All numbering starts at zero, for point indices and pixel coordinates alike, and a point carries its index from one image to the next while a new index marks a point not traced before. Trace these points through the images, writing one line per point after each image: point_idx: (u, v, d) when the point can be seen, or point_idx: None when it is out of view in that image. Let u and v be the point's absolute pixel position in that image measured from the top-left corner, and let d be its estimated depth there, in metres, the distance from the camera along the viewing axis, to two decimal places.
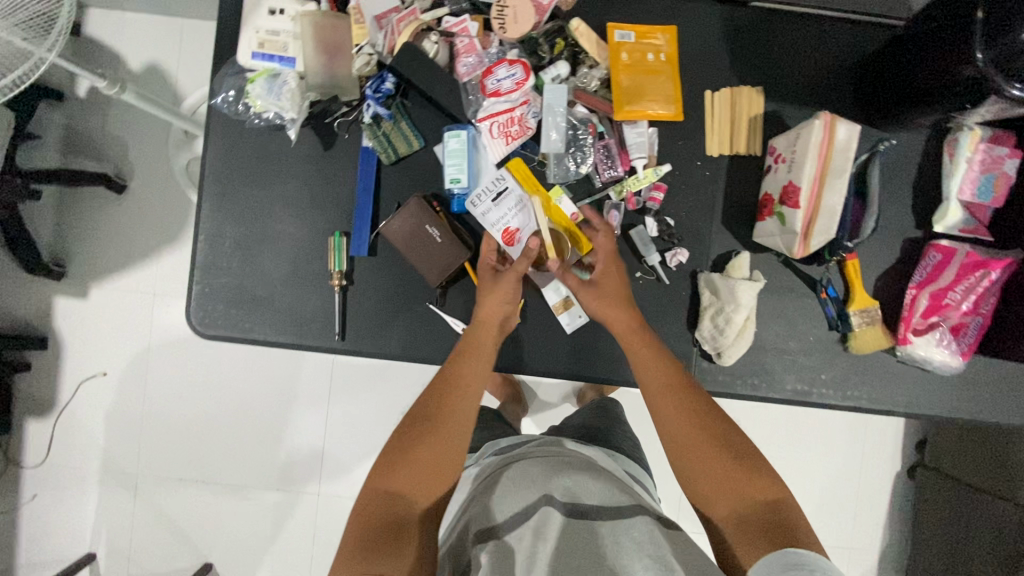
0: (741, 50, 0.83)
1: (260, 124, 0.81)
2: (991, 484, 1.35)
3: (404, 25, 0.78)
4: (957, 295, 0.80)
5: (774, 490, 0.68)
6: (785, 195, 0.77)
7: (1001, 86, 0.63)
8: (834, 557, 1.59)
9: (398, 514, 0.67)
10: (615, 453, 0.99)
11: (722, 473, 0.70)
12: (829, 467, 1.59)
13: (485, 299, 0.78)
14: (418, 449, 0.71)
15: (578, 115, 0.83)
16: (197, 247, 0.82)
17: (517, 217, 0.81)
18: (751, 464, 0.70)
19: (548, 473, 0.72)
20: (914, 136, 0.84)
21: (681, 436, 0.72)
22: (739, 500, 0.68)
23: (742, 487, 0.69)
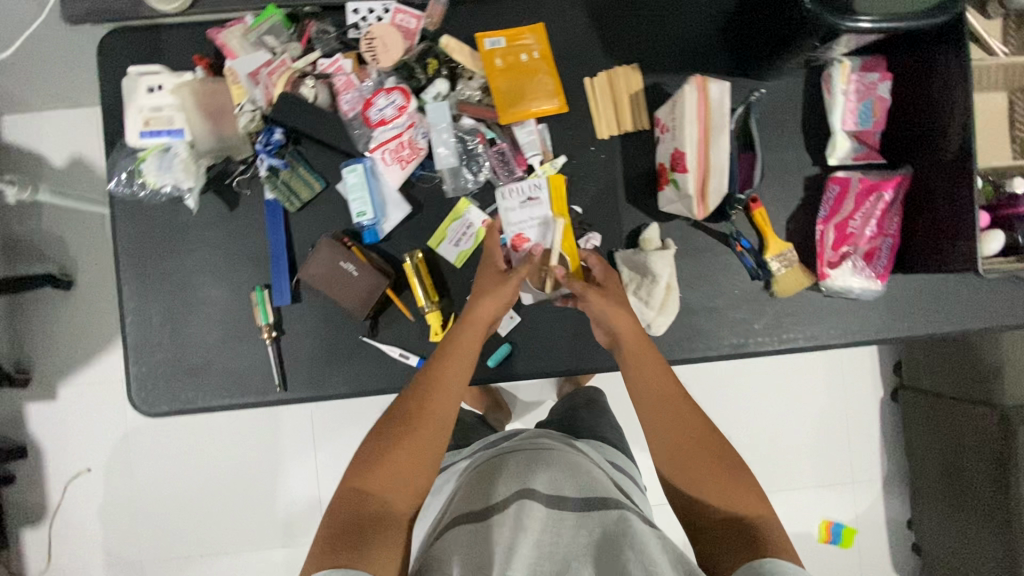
0: (611, 32, 0.86)
1: (161, 199, 0.82)
2: (967, 391, 1.37)
3: (277, 76, 0.80)
4: (859, 223, 0.83)
5: (753, 505, 0.69)
6: (675, 163, 0.79)
7: (848, 22, 0.66)
8: (839, 493, 1.61)
9: (382, 507, 0.70)
10: (602, 445, 1.00)
11: (701, 469, 0.72)
12: (815, 408, 1.61)
13: (479, 300, 0.79)
14: (402, 442, 0.73)
15: (465, 127, 0.84)
16: (126, 330, 0.83)
17: (534, 229, 0.85)
18: (732, 468, 0.72)
19: (535, 469, 0.77)
20: (792, 80, 0.86)
21: (677, 429, 0.75)
22: (722, 496, 0.70)
23: (725, 491, 0.70)
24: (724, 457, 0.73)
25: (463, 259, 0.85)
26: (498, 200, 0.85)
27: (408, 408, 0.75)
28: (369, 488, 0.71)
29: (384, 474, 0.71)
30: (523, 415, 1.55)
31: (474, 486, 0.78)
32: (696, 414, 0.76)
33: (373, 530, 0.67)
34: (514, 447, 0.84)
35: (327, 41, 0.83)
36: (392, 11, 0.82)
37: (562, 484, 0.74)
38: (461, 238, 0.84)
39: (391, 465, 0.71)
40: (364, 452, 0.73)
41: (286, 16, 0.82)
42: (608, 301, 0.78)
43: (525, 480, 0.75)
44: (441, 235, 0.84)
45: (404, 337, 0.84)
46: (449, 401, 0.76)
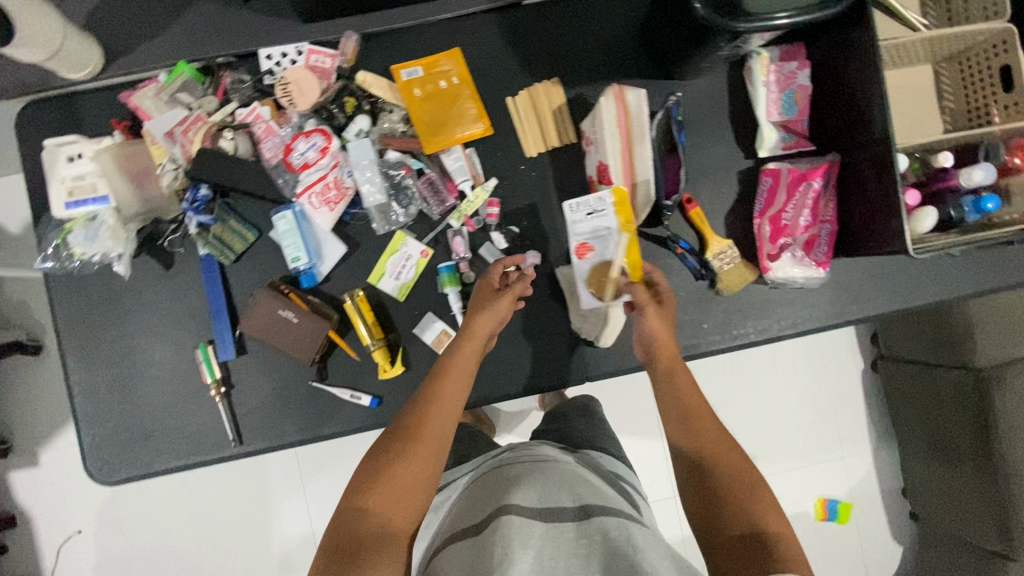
0: (528, 48, 0.85)
1: (94, 268, 0.82)
2: (940, 357, 1.34)
3: (193, 133, 0.80)
4: (792, 214, 0.83)
5: (771, 521, 0.62)
6: (600, 175, 0.80)
7: (767, 21, 0.66)
8: (835, 469, 1.60)
9: (382, 523, 0.64)
10: (601, 455, 0.97)
11: (718, 475, 0.68)
12: (799, 388, 1.60)
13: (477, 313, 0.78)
14: (403, 455, 0.68)
15: (390, 160, 0.84)
16: (74, 402, 0.83)
17: (599, 242, 0.82)
18: (751, 487, 0.66)
19: (540, 481, 0.76)
20: (714, 77, 0.86)
21: (698, 427, 0.72)
22: (737, 508, 0.64)
23: (740, 504, 0.64)
24: (741, 473, 0.67)
25: (406, 291, 0.84)
26: (566, 213, 0.82)
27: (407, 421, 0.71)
28: (369, 506, 0.64)
29: (385, 489, 0.66)
30: (510, 427, 1.51)
31: (476, 502, 0.76)
32: (716, 427, 0.73)
33: (370, 551, 0.61)
34: (515, 458, 0.83)
35: (242, 90, 0.82)
36: (306, 53, 0.82)
37: (560, 493, 0.73)
38: (400, 271, 0.84)
39: (392, 478, 0.66)
40: (361, 467, 0.68)
41: (198, 70, 0.82)
42: (666, 318, 0.79)
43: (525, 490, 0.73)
44: (380, 271, 0.84)
45: (354, 377, 0.84)
46: (449, 415, 0.72)
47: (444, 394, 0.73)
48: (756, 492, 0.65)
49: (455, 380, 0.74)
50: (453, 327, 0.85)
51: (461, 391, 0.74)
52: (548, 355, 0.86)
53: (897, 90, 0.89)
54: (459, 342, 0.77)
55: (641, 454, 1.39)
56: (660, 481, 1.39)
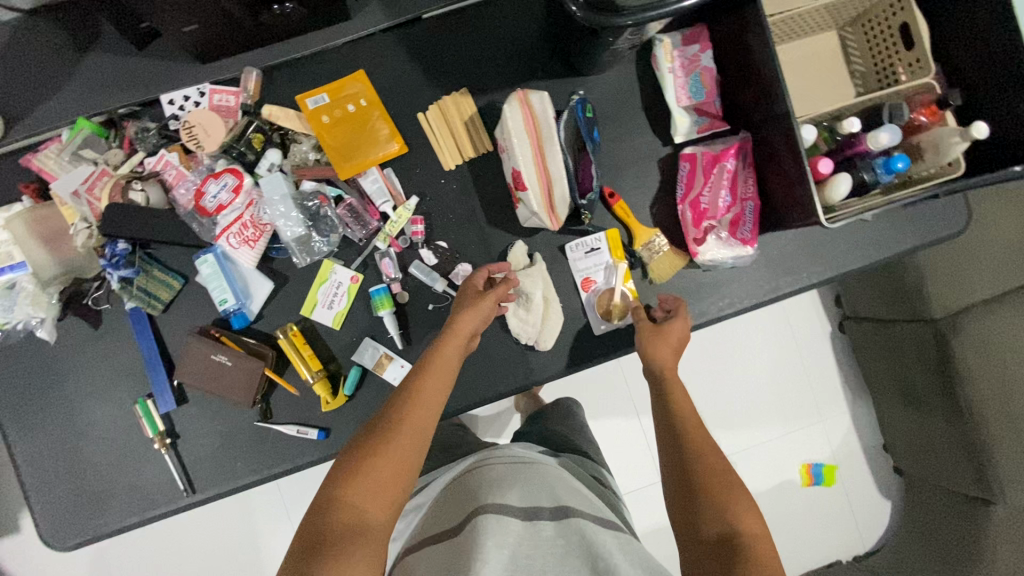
0: (432, 61, 0.85)
1: (21, 337, 0.81)
2: (900, 312, 1.26)
3: (99, 189, 0.80)
4: (711, 197, 0.83)
5: (749, 519, 0.59)
6: (516, 181, 0.79)
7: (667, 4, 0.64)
8: (834, 433, 1.52)
9: (358, 518, 0.58)
10: (585, 458, 0.96)
11: (696, 468, 0.64)
12: (769, 357, 1.53)
13: (462, 308, 0.75)
14: (385, 447, 0.63)
15: (306, 190, 0.83)
16: (20, 473, 0.82)
17: (602, 274, 0.85)
18: (735, 485, 0.62)
19: (521, 485, 0.75)
20: (622, 68, 0.86)
21: (687, 406, 0.70)
22: (714, 507, 0.61)
23: (716, 503, 0.61)
24: (724, 468, 0.64)
25: (341, 319, 0.84)
26: (567, 254, 0.85)
27: (387, 413, 0.66)
28: (343, 496, 0.60)
29: (364, 480, 0.60)
30: (493, 433, 1.40)
31: (456, 503, 0.75)
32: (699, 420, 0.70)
33: (343, 546, 0.56)
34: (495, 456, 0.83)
35: (149, 138, 0.82)
36: (207, 93, 0.82)
37: (539, 495, 0.73)
38: (333, 299, 0.84)
39: (371, 470, 0.61)
40: (340, 462, 0.63)
41: (99, 124, 0.82)
42: (671, 335, 0.77)
43: (501, 492, 0.74)
44: (313, 302, 0.83)
45: (299, 412, 0.83)
46: (435, 411, 0.68)
47: (424, 387, 0.68)
48: (738, 487, 0.62)
49: (436, 375, 0.70)
50: (392, 350, 0.84)
51: (442, 388, 0.69)
52: (493, 366, 0.86)
53: (808, 60, 0.90)
54: (441, 339, 0.73)
55: (613, 439, 1.34)
56: (645, 466, 1.35)
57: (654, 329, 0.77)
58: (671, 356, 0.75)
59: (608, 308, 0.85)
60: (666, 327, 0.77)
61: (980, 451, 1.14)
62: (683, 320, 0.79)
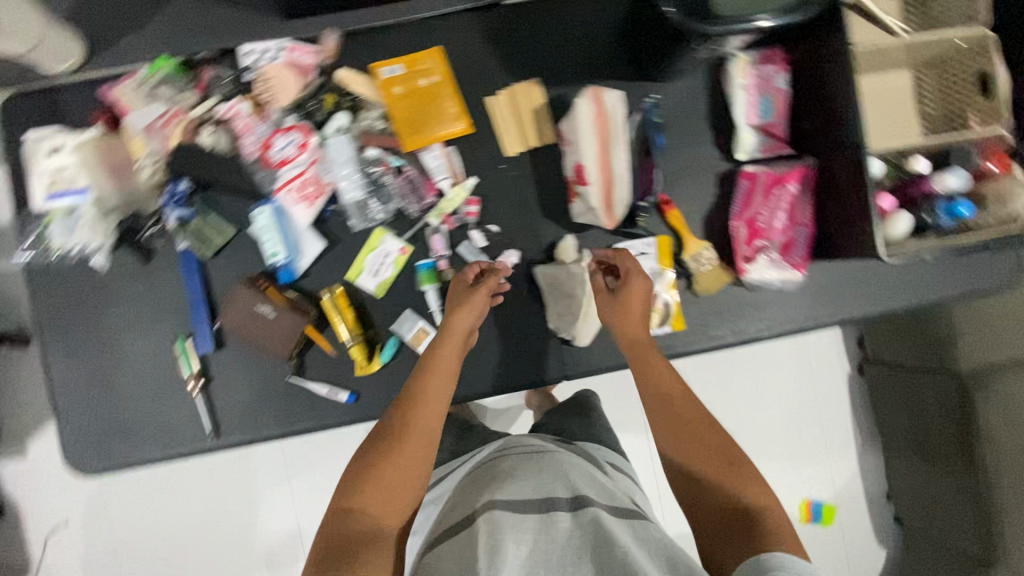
0: (508, 48, 0.86)
1: (73, 261, 0.82)
2: (922, 360, 1.28)
3: (172, 127, 0.81)
4: (769, 216, 0.83)
5: (757, 495, 0.62)
6: (578, 175, 0.80)
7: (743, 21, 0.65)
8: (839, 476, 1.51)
9: (372, 523, 0.61)
10: (598, 448, 0.97)
11: (694, 463, 0.65)
12: (779, 394, 1.48)
13: (454, 310, 0.77)
14: (391, 457, 0.65)
15: (369, 157, 0.83)
16: (54, 392, 0.83)
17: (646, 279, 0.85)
18: (734, 463, 0.64)
19: (535, 479, 0.76)
20: (693, 79, 0.86)
21: (675, 394, 0.72)
22: (722, 492, 0.63)
23: (725, 489, 0.63)
24: (724, 449, 0.66)
25: (384, 289, 0.85)
26: None
27: (392, 420, 0.68)
28: (355, 505, 0.62)
29: (374, 488, 0.63)
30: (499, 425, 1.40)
31: (473, 495, 0.76)
32: (693, 404, 0.70)
33: (362, 550, 0.58)
34: (513, 450, 0.85)
35: (223, 86, 0.83)
36: (287, 49, 0.82)
37: (552, 486, 0.74)
38: (379, 268, 0.85)
39: (379, 477, 0.63)
40: (349, 469, 0.65)
41: (179, 64, 0.82)
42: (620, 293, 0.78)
43: (517, 485, 0.75)
44: (359, 268, 0.84)
45: (332, 373, 0.84)
46: (437, 412, 0.70)
47: (424, 395, 0.69)
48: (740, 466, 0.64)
49: (437, 381, 0.71)
50: (430, 325, 0.85)
51: (443, 390, 0.71)
52: (526, 356, 0.86)
53: (892, 94, 0.86)
54: (437, 341, 0.75)
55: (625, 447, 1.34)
56: (649, 479, 1.34)
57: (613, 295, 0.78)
58: (631, 326, 0.76)
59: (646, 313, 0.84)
60: (626, 288, 0.77)
61: (991, 514, 1.15)
62: (643, 280, 0.78)
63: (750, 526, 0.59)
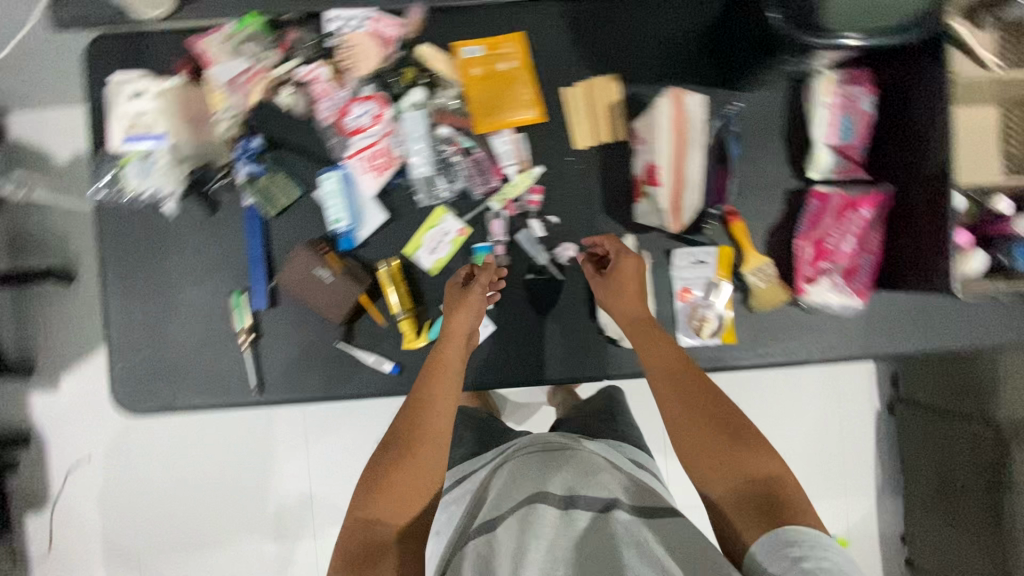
0: (590, 41, 0.85)
1: (142, 205, 0.84)
2: (958, 404, 1.24)
3: (254, 84, 0.82)
4: (837, 239, 0.82)
5: (766, 469, 0.66)
6: (649, 175, 0.79)
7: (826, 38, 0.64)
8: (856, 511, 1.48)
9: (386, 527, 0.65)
10: (621, 445, 0.96)
11: (706, 444, 0.69)
12: (803, 425, 1.44)
13: (453, 312, 0.78)
14: (404, 464, 0.68)
15: (440, 135, 0.84)
16: (110, 330, 0.86)
17: (701, 288, 0.85)
18: (743, 439, 0.69)
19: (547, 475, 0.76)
20: (773, 92, 0.84)
21: (679, 373, 0.73)
22: (733, 470, 0.67)
23: (736, 465, 0.67)
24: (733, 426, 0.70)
25: (439, 266, 0.86)
26: (673, 261, 0.84)
27: (400, 429, 0.71)
28: (371, 516, 0.66)
29: (385, 499, 0.67)
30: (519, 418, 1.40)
31: (490, 494, 0.77)
32: (698, 382, 0.73)
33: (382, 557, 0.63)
34: (534, 445, 0.84)
35: (305, 48, 0.83)
36: (372, 18, 0.82)
37: (575, 485, 0.73)
38: (437, 245, 0.85)
39: (390, 489, 0.67)
40: (362, 480, 0.69)
41: (266, 23, 0.83)
42: (613, 276, 0.78)
43: (539, 484, 0.74)
44: (417, 243, 0.85)
45: (380, 344, 0.85)
46: (446, 415, 0.73)
47: (426, 401, 0.73)
48: (750, 442, 0.68)
49: (439, 386, 0.74)
50: None
51: (445, 394, 0.73)
52: (571, 350, 0.86)
53: (983, 125, 0.83)
54: (439, 344, 0.77)
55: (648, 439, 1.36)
56: None
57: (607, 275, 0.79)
58: (628, 305, 0.78)
59: (700, 321, 0.84)
60: (616, 268, 0.79)
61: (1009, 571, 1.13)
62: (632, 258, 0.79)
63: (764, 498, 0.65)
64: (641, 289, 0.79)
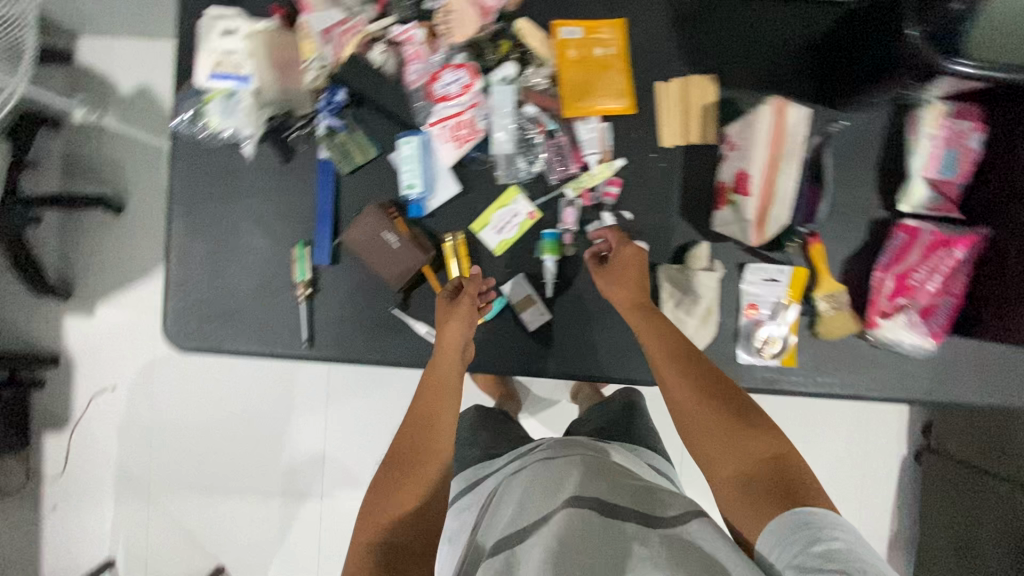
0: (691, 39, 0.83)
1: (219, 143, 0.83)
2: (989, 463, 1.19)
3: (349, 38, 0.80)
4: (922, 276, 0.79)
5: (771, 450, 0.64)
6: (738, 183, 0.77)
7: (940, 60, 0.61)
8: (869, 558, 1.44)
9: (385, 542, 0.62)
10: (636, 450, 0.92)
11: (711, 429, 0.66)
12: (828, 462, 1.37)
13: (444, 324, 0.77)
14: (403, 478, 0.67)
15: (527, 114, 0.82)
16: (170, 264, 0.85)
17: (768, 307, 0.82)
18: (750, 423, 0.66)
19: (550, 476, 0.68)
20: (875, 116, 0.81)
21: (684, 358, 0.71)
22: (737, 455, 0.64)
23: (741, 451, 0.64)
24: (738, 408, 0.67)
25: (504, 247, 0.84)
26: (744, 275, 0.82)
27: (397, 449, 0.70)
28: (375, 538, 0.63)
29: (385, 518, 0.64)
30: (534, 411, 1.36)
31: (505, 503, 0.68)
32: (702, 368, 0.70)
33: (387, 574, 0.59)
34: (545, 449, 0.78)
35: (402, 8, 0.81)
36: None
37: (578, 481, 0.65)
38: (504, 225, 0.83)
39: (390, 507, 0.65)
40: (366, 503, 0.66)
41: None
42: (615, 266, 0.78)
43: (544, 477, 0.68)
44: (485, 221, 0.83)
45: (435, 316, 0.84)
46: (444, 432, 0.72)
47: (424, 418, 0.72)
48: (755, 424, 0.66)
49: (434, 401, 0.73)
50: (539, 296, 0.84)
51: (442, 408, 0.73)
52: (624, 349, 0.84)
53: None
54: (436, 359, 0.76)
55: (668, 432, 1.35)
56: None
57: (606, 270, 0.78)
58: (627, 292, 0.76)
59: (764, 340, 0.82)
60: (616, 256, 0.78)
61: None
62: (631, 246, 0.78)
63: (773, 480, 0.62)
64: (643, 276, 0.77)
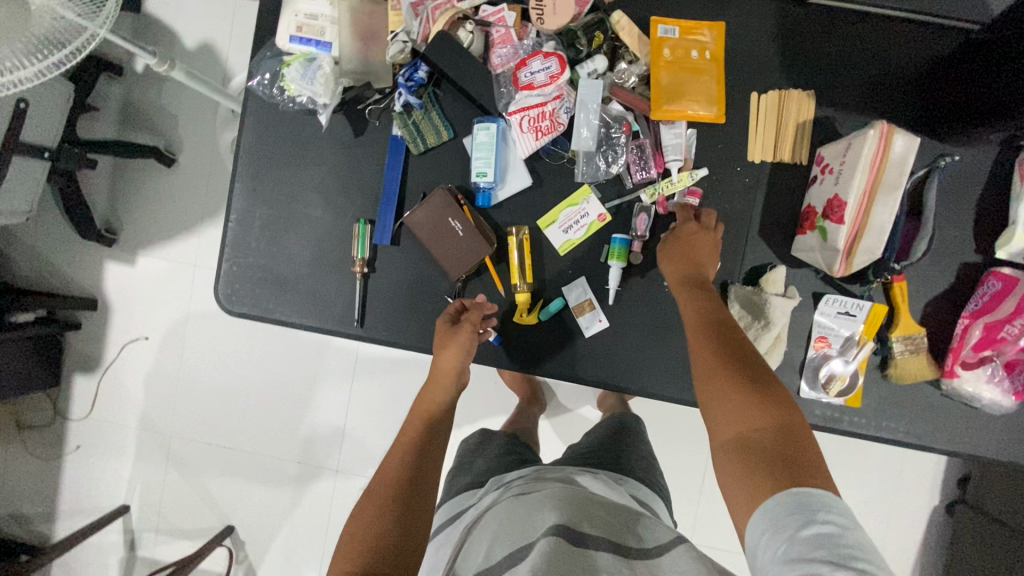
0: (794, 51, 0.78)
1: (294, 107, 0.81)
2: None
3: (439, 13, 0.77)
4: (1014, 330, 0.75)
5: (777, 417, 0.58)
6: (829, 209, 0.72)
7: None
8: None
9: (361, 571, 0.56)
10: (622, 479, 0.80)
11: (724, 387, 0.61)
12: (856, 504, 1.31)
13: (442, 350, 0.77)
14: (378, 497, 0.64)
15: (613, 113, 0.80)
16: (228, 226, 0.84)
17: (839, 342, 0.78)
18: (761, 387, 0.60)
19: (527, 505, 0.62)
20: (983, 152, 0.76)
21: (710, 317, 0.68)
22: (738, 415, 0.59)
23: (744, 411, 0.59)
24: (755, 373, 0.61)
25: (569, 247, 0.81)
26: (818, 306, 0.78)
27: (382, 474, 0.67)
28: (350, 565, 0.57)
29: (360, 542, 0.59)
30: (556, 416, 1.32)
31: (480, 533, 0.61)
32: (731, 333, 0.66)
33: None
34: (528, 479, 0.72)
35: None
36: None
37: (553, 509, 0.60)
38: (572, 225, 0.81)
39: (364, 531, 0.60)
40: (345, 534, 0.62)
41: None
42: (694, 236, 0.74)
43: (524, 502, 0.63)
44: (553, 218, 0.81)
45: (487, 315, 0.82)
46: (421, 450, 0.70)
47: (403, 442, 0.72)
48: (770, 392, 0.59)
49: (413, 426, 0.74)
50: (599, 302, 0.81)
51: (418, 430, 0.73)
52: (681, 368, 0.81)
53: None
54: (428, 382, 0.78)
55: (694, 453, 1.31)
56: (707, 529, 1.27)
57: (669, 243, 0.76)
58: (676, 265, 0.74)
59: (831, 376, 0.78)
60: (677, 233, 0.75)
61: None
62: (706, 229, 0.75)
63: (776, 450, 0.56)
64: (706, 254, 0.74)
